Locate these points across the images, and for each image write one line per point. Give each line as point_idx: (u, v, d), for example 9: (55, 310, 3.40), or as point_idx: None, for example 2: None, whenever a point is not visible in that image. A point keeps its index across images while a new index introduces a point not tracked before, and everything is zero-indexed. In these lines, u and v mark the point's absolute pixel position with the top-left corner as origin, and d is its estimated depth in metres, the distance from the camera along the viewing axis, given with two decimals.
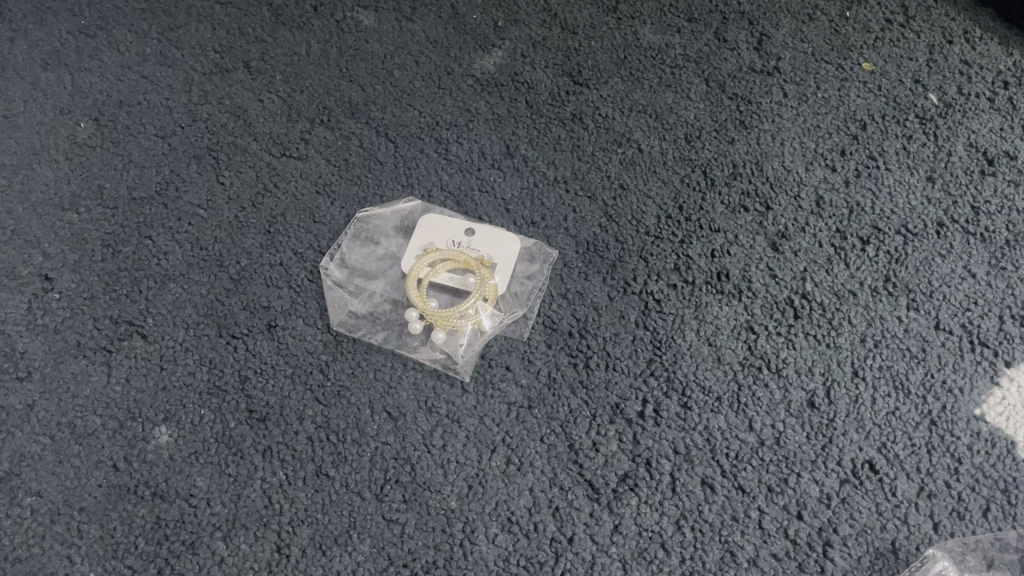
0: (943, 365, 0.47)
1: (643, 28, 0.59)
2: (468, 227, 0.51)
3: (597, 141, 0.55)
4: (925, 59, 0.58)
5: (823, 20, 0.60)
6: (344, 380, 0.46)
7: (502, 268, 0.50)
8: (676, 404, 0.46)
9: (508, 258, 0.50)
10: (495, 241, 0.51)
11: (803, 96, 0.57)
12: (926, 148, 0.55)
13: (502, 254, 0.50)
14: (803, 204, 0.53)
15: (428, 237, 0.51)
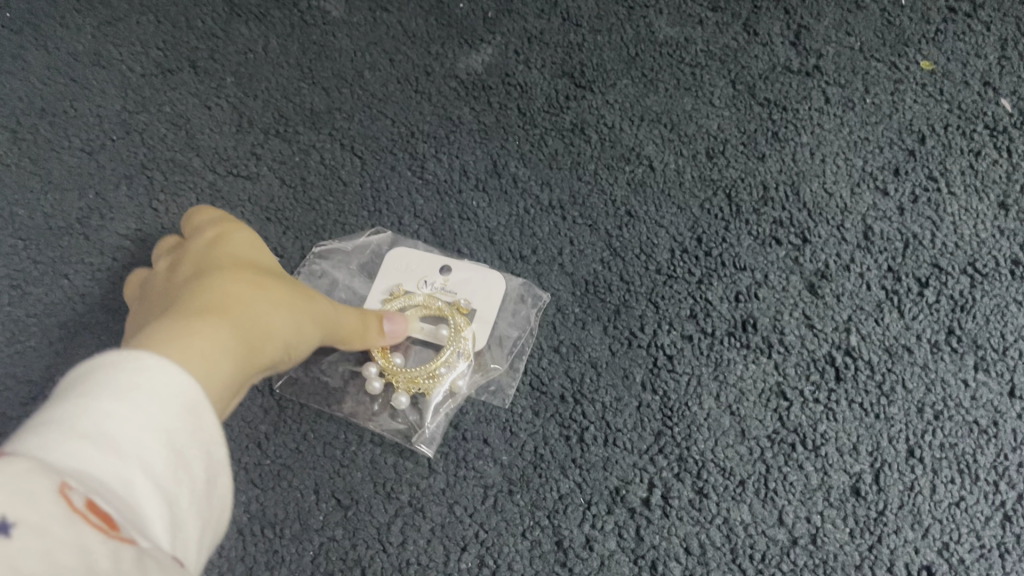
0: (1020, 444, 0.39)
1: (658, 20, 0.49)
2: (445, 263, 0.43)
3: (600, 157, 0.46)
4: (997, 56, 0.48)
5: (873, 10, 0.50)
6: (287, 457, 0.38)
7: (482, 313, 0.41)
8: (690, 490, 0.38)
9: (492, 304, 0.42)
10: (475, 280, 0.42)
11: (849, 101, 0.47)
12: (997, 167, 0.45)
13: (483, 296, 0.42)
14: (848, 236, 0.44)
15: (397, 276, 0.43)
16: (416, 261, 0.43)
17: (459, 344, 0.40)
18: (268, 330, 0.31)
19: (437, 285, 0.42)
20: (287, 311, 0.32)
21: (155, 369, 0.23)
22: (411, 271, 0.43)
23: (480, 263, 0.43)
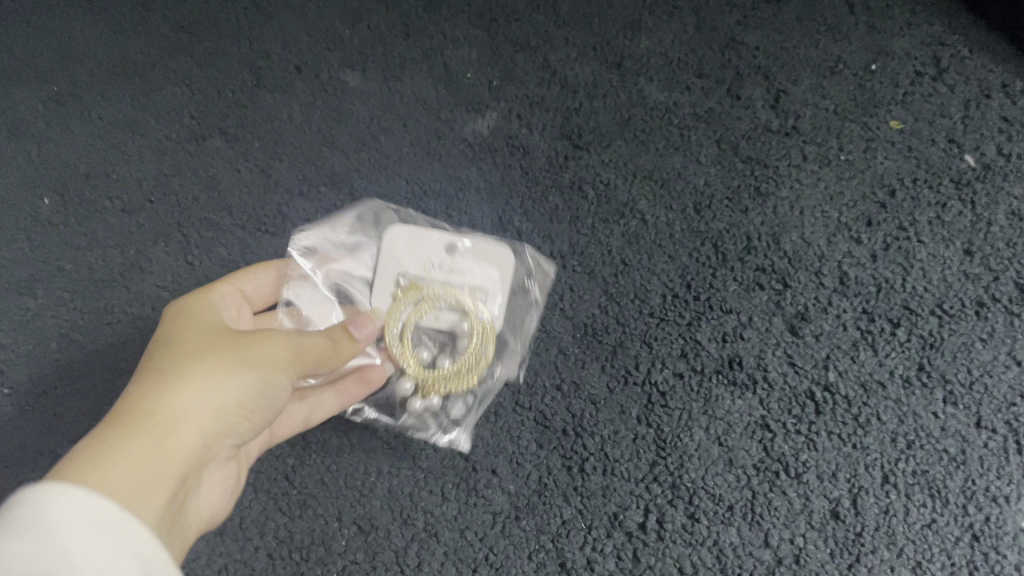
0: (987, 470, 0.42)
1: (649, 86, 0.53)
2: (449, 244, 0.44)
3: (597, 212, 0.50)
4: (960, 115, 0.53)
5: (846, 75, 0.54)
6: (311, 487, 0.42)
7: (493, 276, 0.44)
8: (682, 514, 0.42)
9: (496, 285, 0.44)
10: (483, 255, 0.45)
11: (825, 159, 0.52)
12: (962, 218, 0.49)
13: (493, 269, 0.44)
14: (825, 281, 0.48)
15: (405, 260, 0.44)
16: (420, 240, 0.44)
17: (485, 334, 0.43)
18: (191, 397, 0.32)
19: (446, 265, 0.44)
20: (221, 375, 0.32)
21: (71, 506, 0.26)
22: (415, 253, 0.44)
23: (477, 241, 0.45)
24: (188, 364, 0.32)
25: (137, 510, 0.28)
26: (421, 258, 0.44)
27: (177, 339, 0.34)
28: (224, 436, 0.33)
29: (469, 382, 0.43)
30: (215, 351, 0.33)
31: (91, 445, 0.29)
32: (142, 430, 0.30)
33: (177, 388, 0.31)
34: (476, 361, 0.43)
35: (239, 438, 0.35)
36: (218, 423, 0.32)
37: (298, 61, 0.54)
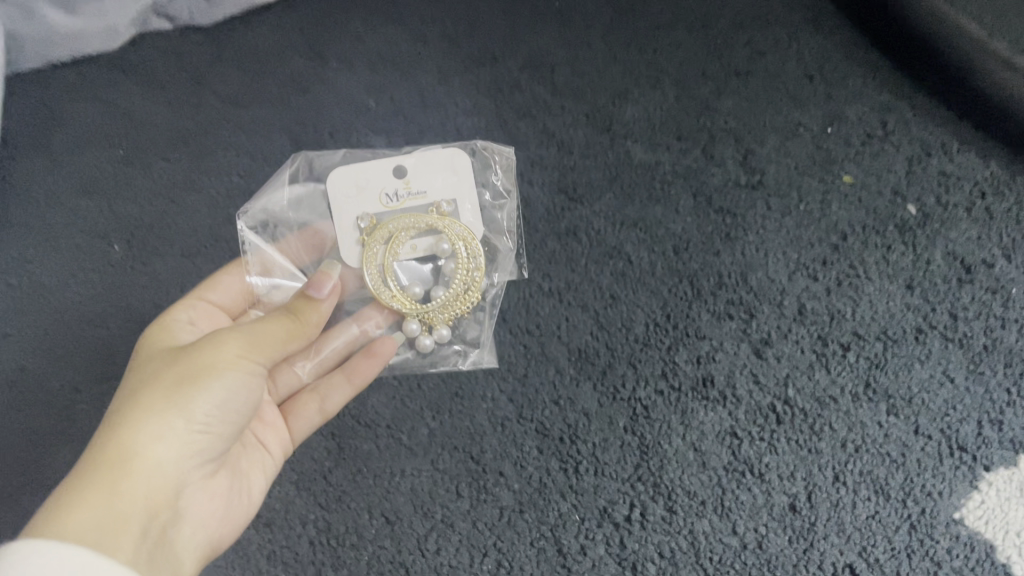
0: (923, 470, 0.51)
1: (635, 147, 0.62)
2: (396, 166, 0.52)
3: (589, 254, 0.57)
4: (904, 171, 0.61)
5: (805, 136, 0.62)
6: (345, 485, 0.50)
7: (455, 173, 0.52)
8: (662, 508, 0.50)
9: (446, 190, 0.53)
10: (433, 155, 0.53)
11: (787, 209, 0.59)
12: (905, 258, 0.57)
13: (444, 176, 0.53)
14: (786, 311, 0.55)
15: (366, 204, 0.52)
16: (366, 180, 0.52)
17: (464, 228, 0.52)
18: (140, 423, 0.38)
19: (401, 195, 0.52)
20: (160, 408, 0.38)
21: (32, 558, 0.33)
22: (371, 193, 0.52)
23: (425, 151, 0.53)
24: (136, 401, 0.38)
25: (99, 544, 0.35)
26: (377, 199, 0.52)
27: (137, 371, 0.41)
28: (184, 452, 0.39)
29: (471, 300, 0.51)
30: (158, 381, 0.39)
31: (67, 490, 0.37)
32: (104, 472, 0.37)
33: (121, 431, 0.38)
34: (466, 265, 0.51)
35: (217, 442, 0.41)
36: (168, 448, 0.38)
37: (332, 127, 0.63)
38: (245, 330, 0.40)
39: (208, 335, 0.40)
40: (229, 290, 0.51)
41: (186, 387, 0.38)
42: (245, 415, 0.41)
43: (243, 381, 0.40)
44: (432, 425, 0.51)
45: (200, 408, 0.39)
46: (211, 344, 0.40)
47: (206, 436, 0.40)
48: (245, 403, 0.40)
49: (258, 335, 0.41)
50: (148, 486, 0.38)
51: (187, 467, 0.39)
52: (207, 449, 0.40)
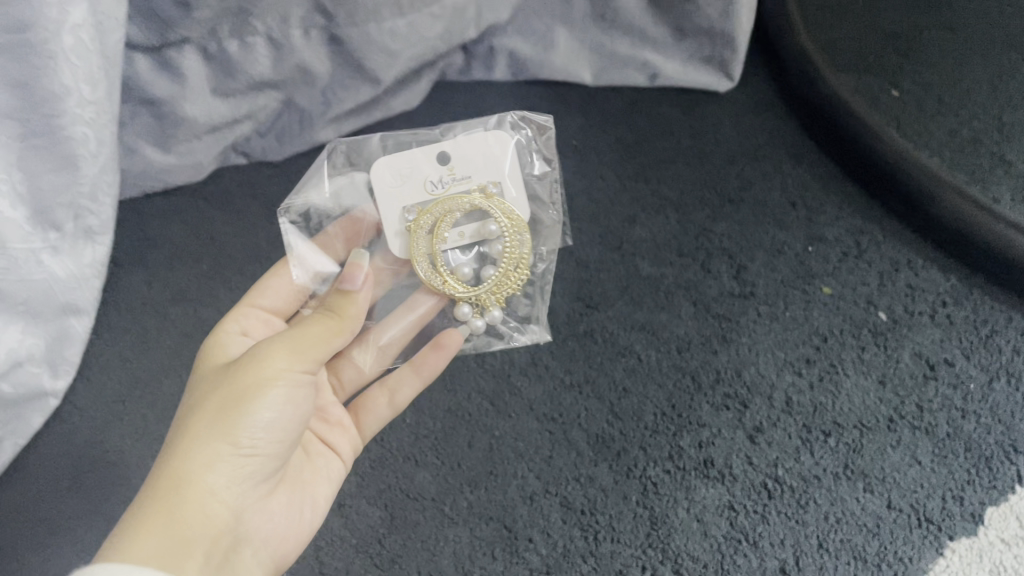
0: (895, 538, 0.60)
1: (643, 263, 0.72)
2: (432, 159, 0.61)
3: (605, 353, 0.67)
4: (876, 283, 0.71)
5: (790, 254, 0.72)
6: (397, 549, 0.60)
7: (490, 153, 0.62)
8: (670, 570, 0.58)
9: (486, 154, 0.62)
10: (464, 142, 0.62)
11: (775, 315, 0.69)
12: (877, 357, 0.67)
13: (485, 153, 0.62)
14: (775, 402, 0.64)
15: (410, 194, 0.61)
16: (408, 173, 0.61)
17: (497, 203, 0.61)
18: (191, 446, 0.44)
19: (445, 181, 0.61)
20: (210, 435, 0.44)
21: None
22: (418, 178, 0.61)
23: (461, 141, 0.62)
24: (188, 431, 0.45)
25: (161, 562, 0.41)
26: (419, 188, 0.61)
27: (194, 399, 0.47)
28: (237, 472, 0.45)
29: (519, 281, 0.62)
30: (207, 408, 0.45)
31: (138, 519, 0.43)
32: (166, 497, 0.43)
33: (176, 458, 0.44)
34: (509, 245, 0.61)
35: (272, 455, 0.46)
36: (219, 473, 0.44)
37: None
38: (288, 341, 0.46)
39: (252, 356, 0.46)
40: (279, 293, 0.60)
41: (232, 412, 0.44)
42: (291, 434, 0.47)
43: (284, 394, 0.45)
44: (470, 498, 0.61)
45: (244, 430, 0.44)
46: (254, 365, 0.45)
47: (257, 457, 0.45)
48: (290, 417, 0.46)
49: (302, 339, 0.47)
50: (205, 512, 0.44)
51: (241, 487, 0.45)
52: (261, 469, 0.46)
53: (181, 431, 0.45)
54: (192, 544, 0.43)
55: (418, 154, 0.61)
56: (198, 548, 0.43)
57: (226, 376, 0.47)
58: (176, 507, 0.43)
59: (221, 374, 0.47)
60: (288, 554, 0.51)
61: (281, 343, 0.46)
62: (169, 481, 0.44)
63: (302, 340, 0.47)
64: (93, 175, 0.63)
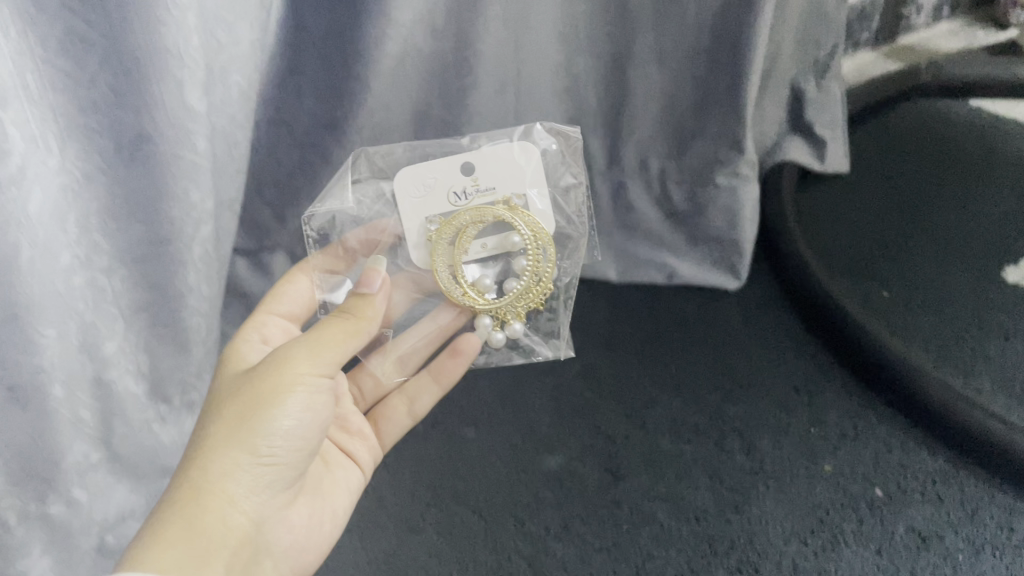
0: None
1: (663, 439, 0.82)
2: (455, 172, 0.73)
3: (630, 520, 0.76)
4: (872, 462, 0.80)
5: (795, 433, 0.82)
6: None
7: (508, 169, 0.74)
8: None
9: (506, 164, 0.74)
10: (485, 155, 0.74)
11: (782, 488, 0.78)
12: (874, 529, 0.75)
13: (506, 164, 0.74)
14: (783, 568, 0.73)
15: (437, 203, 0.74)
16: (433, 184, 0.73)
17: (517, 216, 0.74)
18: (211, 449, 0.54)
19: (469, 192, 0.73)
20: (234, 441, 0.54)
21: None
22: (442, 187, 0.73)
23: (486, 154, 0.74)
24: (212, 438, 0.54)
25: (189, 557, 0.50)
26: (444, 198, 0.73)
27: (213, 407, 0.56)
28: (255, 473, 0.55)
29: (536, 294, 0.77)
30: (228, 417, 0.55)
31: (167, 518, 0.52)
32: (190, 496, 0.53)
33: (202, 463, 0.53)
34: (528, 256, 0.75)
35: (282, 461, 0.56)
36: (239, 476, 0.54)
37: (434, 420, 0.87)
38: (305, 350, 0.57)
39: (270, 367, 0.56)
40: (296, 300, 0.74)
41: (255, 420, 0.54)
42: (303, 439, 0.57)
43: (298, 403, 0.55)
44: None
45: (264, 436, 0.54)
46: (274, 377, 0.55)
47: (272, 460, 0.55)
48: (303, 423, 0.56)
49: (316, 344, 0.57)
50: (225, 509, 0.53)
51: (256, 486, 0.55)
52: (275, 471, 0.56)
53: (203, 435, 0.55)
54: (216, 543, 0.52)
55: (443, 166, 0.73)
56: (221, 544, 0.53)
57: (245, 382, 0.57)
58: (200, 508, 0.52)
59: (238, 383, 0.57)
60: (294, 545, 0.61)
61: (297, 354, 0.56)
62: (194, 484, 0.53)
63: (317, 346, 0.57)
64: (198, 358, 0.78)
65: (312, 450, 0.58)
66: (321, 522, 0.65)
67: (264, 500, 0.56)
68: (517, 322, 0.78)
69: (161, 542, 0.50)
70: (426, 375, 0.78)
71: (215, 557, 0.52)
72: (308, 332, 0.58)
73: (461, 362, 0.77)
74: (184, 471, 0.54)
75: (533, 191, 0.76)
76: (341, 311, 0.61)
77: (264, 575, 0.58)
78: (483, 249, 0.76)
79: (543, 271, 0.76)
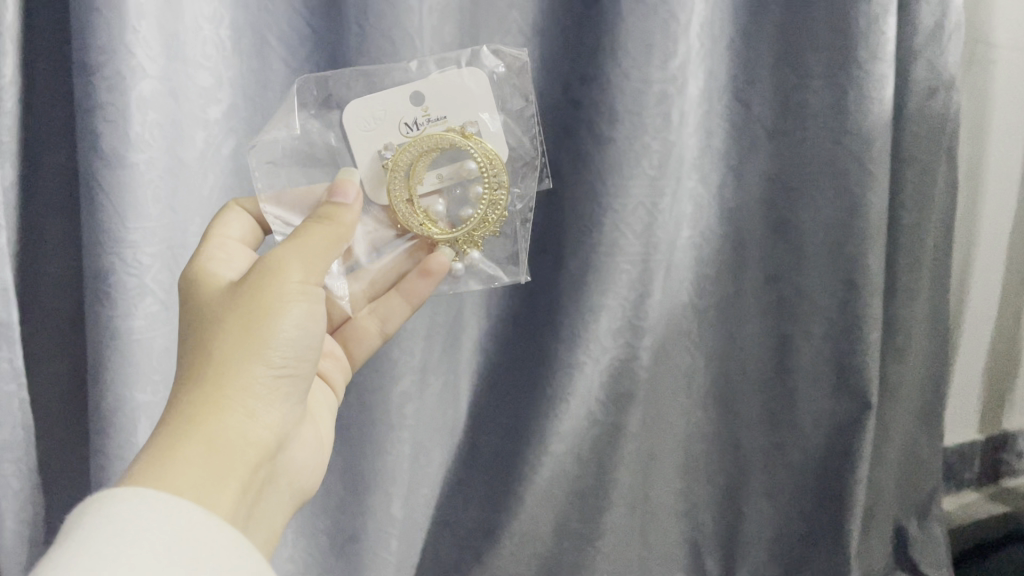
0: None
1: None
2: (406, 104, 0.75)
3: None
4: None
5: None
6: None
7: (459, 93, 0.76)
8: None
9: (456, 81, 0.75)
10: (435, 84, 0.75)
11: None
12: None
13: (457, 82, 0.76)
14: None
15: (388, 134, 0.76)
16: (384, 115, 0.75)
17: (473, 142, 0.77)
18: (218, 369, 0.59)
19: (421, 119, 0.75)
20: (248, 355, 0.60)
21: (136, 498, 0.48)
22: (389, 104, 0.75)
23: (433, 79, 0.75)
24: (220, 351, 0.59)
25: (210, 459, 0.55)
26: (395, 128, 0.76)
27: (206, 320, 0.62)
28: (269, 381, 0.61)
29: (494, 220, 0.80)
30: (233, 331, 0.60)
31: (176, 430, 0.56)
32: (206, 407, 0.57)
33: (218, 378, 0.59)
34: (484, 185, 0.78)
35: (285, 371, 0.62)
36: (256, 386, 0.60)
37: None
38: (299, 260, 0.63)
39: (265, 279, 0.62)
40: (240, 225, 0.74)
41: (261, 329, 0.60)
42: (306, 350, 0.64)
43: (299, 311, 0.62)
44: None
45: (274, 346, 0.61)
46: (275, 288, 0.62)
47: (282, 371, 0.62)
48: (304, 333, 0.63)
49: (309, 255, 0.64)
50: (246, 421, 0.59)
51: (267, 395, 0.61)
52: (284, 382, 0.63)
53: (206, 356, 0.59)
54: (237, 444, 0.58)
55: (390, 98, 0.75)
56: (245, 447, 0.58)
57: (235, 295, 0.62)
58: (217, 414, 0.57)
59: (230, 295, 0.62)
60: (296, 466, 0.70)
61: (293, 263, 0.63)
62: (211, 394, 0.58)
63: (310, 255, 0.64)
64: None
65: (313, 359, 0.65)
66: (319, 452, 0.75)
67: (277, 412, 0.62)
68: (474, 250, 0.82)
69: (181, 451, 0.54)
70: (397, 296, 0.81)
71: (237, 455, 0.57)
72: (295, 239, 0.65)
73: (431, 284, 0.80)
74: (187, 390, 0.58)
75: (485, 116, 0.77)
76: (320, 215, 0.67)
77: (275, 488, 0.66)
78: (438, 179, 0.80)
79: (498, 199, 0.79)
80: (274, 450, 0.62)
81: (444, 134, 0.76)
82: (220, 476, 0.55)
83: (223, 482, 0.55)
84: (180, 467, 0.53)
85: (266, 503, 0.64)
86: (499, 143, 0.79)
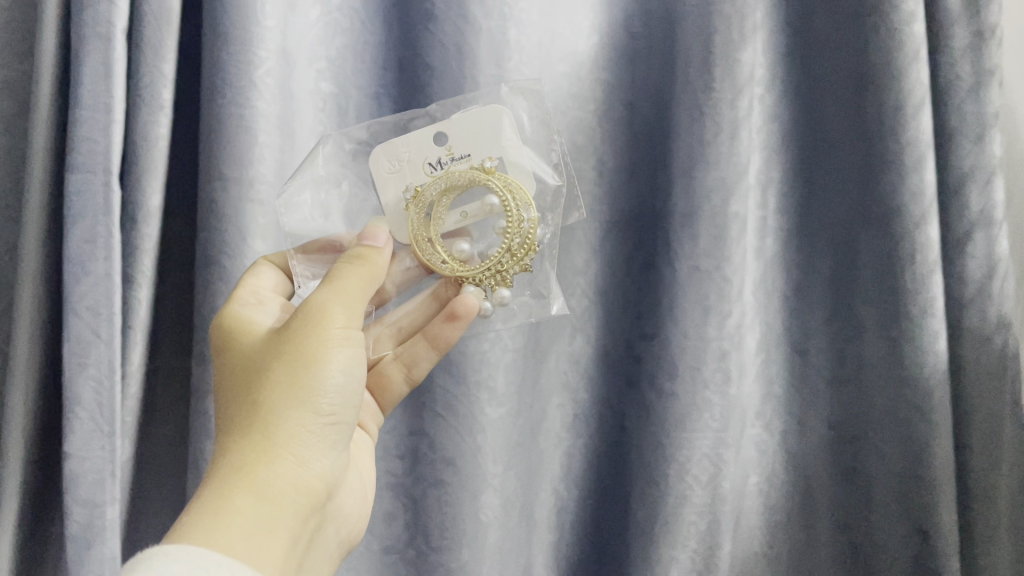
0: None
1: None
2: (429, 145, 0.81)
3: None
4: None
5: None
6: None
7: (480, 130, 0.81)
8: None
9: (478, 118, 0.81)
10: (454, 124, 0.80)
11: None
12: None
13: (480, 119, 0.81)
14: None
15: (413, 174, 0.81)
16: (407, 157, 0.81)
17: (494, 177, 0.81)
18: (267, 421, 0.64)
19: (444, 159, 0.81)
20: (296, 407, 0.64)
21: (182, 554, 0.55)
22: (413, 146, 0.81)
23: (454, 120, 0.81)
24: (267, 400, 0.64)
25: (259, 517, 0.61)
26: (419, 169, 0.81)
27: (254, 369, 0.67)
28: (318, 430, 0.66)
29: (519, 252, 0.81)
30: (280, 380, 0.65)
31: (227, 486, 0.61)
32: (256, 458, 0.63)
33: (267, 431, 0.64)
34: (506, 216, 0.80)
35: (333, 419, 0.67)
36: (305, 435, 0.65)
37: None
38: (340, 307, 0.67)
39: (309, 328, 0.66)
40: (272, 279, 0.80)
41: (308, 380, 0.65)
42: (353, 394, 0.68)
43: (343, 358, 0.67)
44: None
45: (321, 396, 0.65)
46: (316, 336, 0.66)
47: (331, 418, 0.66)
48: (349, 379, 0.67)
49: (349, 302, 0.68)
50: (296, 468, 0.64)
51: (316, 443, 0.66)
52: (334, 429, 0.67)
53: (257, 409, 0.64)
54: (286, 493, 0.63)
55: (414, 141, 0.81)
56: (295, 496, 0.63)
57: (281, 345, 0.66)
58: (262, 462, 0.63)
59: (275, 344, 0.67)
60: (349, 506, 0.74)
61: (334, 311, 0.67)
62: (261, 444, 0.63)
63: (350, 303, 0.68)
64: None
65: (360, 403, 0.69)
66: (368, 498, 0.78)
67: (329, 457, 0.67)
68: (503, 288, 0.82)
69: (232, 508, 0.60)
70: (424, 342, 0.83)
71: (286, 507, 0.62)
72: (332, 284, 0.69)
73: (459, 329, 0.81)
74: (238, 444, 0.64)
75: (509, 151, 0.82)
76: (355, 253, 0.71)
77: (328, 529, 0.70)
78: (463, 217, 0.84)
79: (524, 230, 0.81)
80: (324, 496, 0.67)
81: (465, 171, 0.81)
82: (265, 532, 0.60)
83: (270, 535, 0.61)
84: (231, 530, 0.58)
85: (319, 546, 0.69)
86: (523, 176, 0.82)
